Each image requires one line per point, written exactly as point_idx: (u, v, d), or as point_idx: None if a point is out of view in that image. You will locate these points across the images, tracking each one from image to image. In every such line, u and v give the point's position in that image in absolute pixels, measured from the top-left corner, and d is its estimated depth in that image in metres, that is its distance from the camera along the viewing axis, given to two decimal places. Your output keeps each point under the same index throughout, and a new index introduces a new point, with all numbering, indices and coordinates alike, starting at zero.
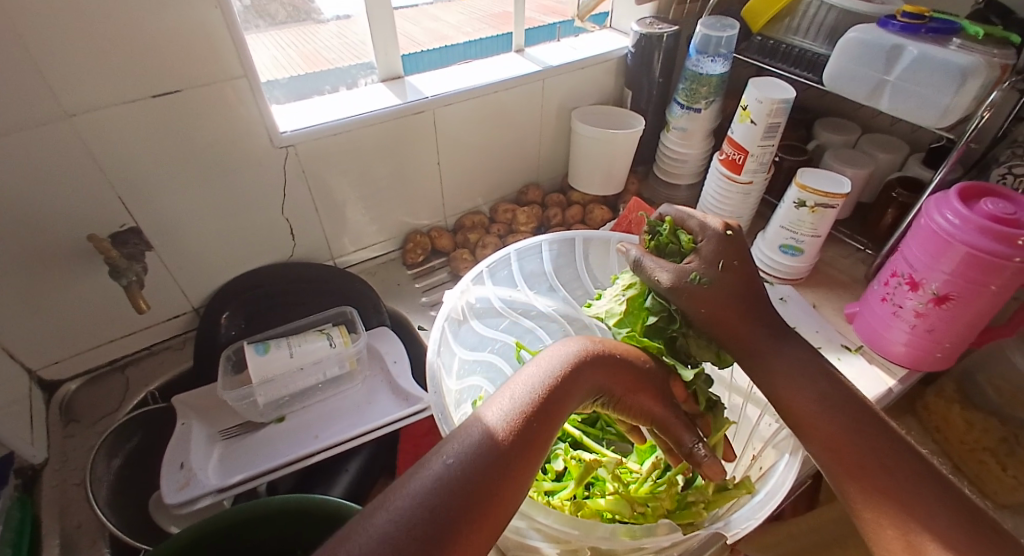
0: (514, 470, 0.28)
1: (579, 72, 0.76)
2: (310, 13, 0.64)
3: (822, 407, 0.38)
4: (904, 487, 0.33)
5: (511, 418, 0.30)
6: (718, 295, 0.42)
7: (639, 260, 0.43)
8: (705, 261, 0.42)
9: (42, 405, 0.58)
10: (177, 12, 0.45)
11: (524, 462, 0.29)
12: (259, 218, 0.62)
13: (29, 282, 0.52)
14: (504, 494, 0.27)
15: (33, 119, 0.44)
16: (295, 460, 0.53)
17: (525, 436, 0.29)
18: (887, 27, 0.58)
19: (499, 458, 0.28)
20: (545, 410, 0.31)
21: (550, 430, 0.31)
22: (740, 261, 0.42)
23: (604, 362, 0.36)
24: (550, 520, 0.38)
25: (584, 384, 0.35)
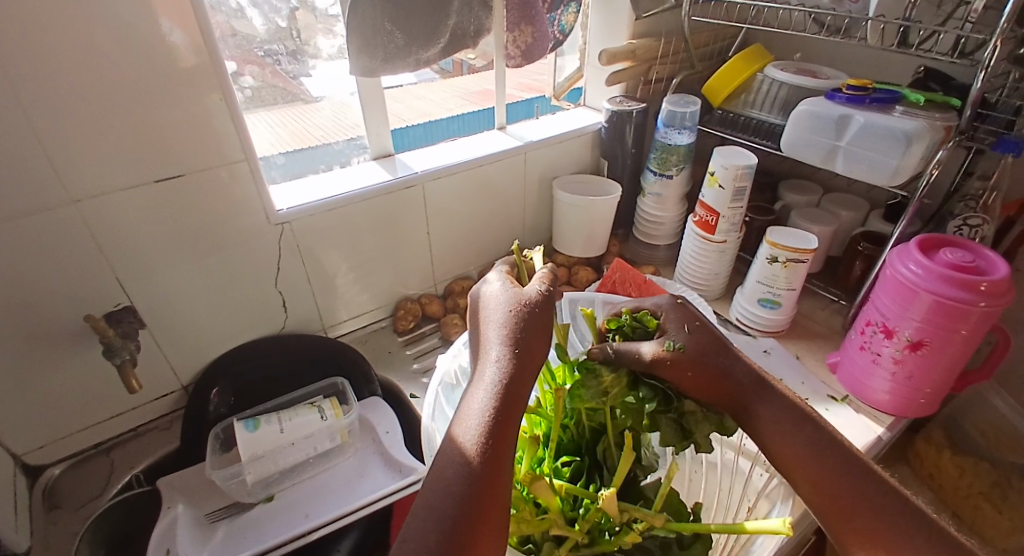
0: (495, 483, 0.30)
1: (558, 145, 0.82)
2: (299, 94, 0.66)
3: (812, 450, 0.38)
4: (899, 532, 0.34)
5: (478, 433, 0.32)
6: (697, 354, 0.43)
7: (614, 351, 0.44)
8: (672, 330, 0.45)
9: (24, 490, 0.56)
10: (183, 105, 0.49)
11: (502, 470, 0.31)
12: (254, 292, 0.64)
13: (23, 364, 0.52)
14: (489, 507, 0.30)
15: (41, 206, 0.47)
16: (295, 538, 0.51)
17: (497, 446, 0.32)
18: (834, 99, 0.64)
19: (478, 477, 0.30)
20: (505, 413, 0.33)
21: (511, 428, 0.33)
22: (703, 321, 0.45)
23: (532, 339, 0.38)
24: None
25: (526, 366, 0.36)
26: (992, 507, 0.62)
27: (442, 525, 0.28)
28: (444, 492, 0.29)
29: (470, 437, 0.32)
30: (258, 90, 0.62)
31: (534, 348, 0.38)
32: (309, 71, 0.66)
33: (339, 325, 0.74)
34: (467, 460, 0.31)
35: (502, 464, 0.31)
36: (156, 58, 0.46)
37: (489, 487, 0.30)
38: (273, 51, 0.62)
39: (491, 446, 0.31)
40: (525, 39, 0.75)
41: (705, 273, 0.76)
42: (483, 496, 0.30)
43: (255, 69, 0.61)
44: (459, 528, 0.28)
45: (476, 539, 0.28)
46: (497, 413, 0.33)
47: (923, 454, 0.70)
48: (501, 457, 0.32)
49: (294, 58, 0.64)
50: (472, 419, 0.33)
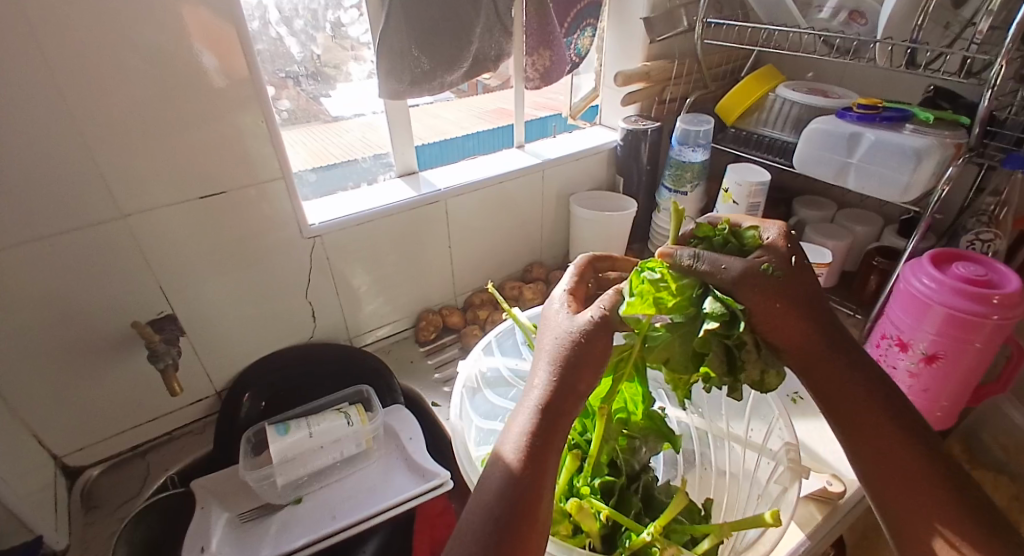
0: (539, 491, 0.33)
1: (575, 162, 0.84)
2: (318, 114, 0.69)
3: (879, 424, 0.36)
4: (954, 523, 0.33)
5: (521, 447, 0.34)
6: (789, 290, 0.35)
7: (696, 252, 0.35)
8: (776, 256, 0.36)
9: (65, 491, 0.59)
10: (222, 126, 0.53)
11: (544, 479, 0.34)
12: (285, 302, 0.67)
13: (71, 369, 0.55)
14: (531, 517, 0.32)
15: (94, 220, 0.50)
16: (327, 536, 0.53)
17: (538, 461, 0.34)
18: (845, 118, 0.66)
19: (520, 487, 0.33)
20: (549, 429, 0.34)
21: (556, 444, 0.35)
22: (805, 264, 0.37)
23: (587, 354, 0.35)
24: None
25: (579, 379, 0.35)
26: (1012, 522, 0.64)
27: (488, 531, 0.32)
28: (490, 492, 0.33)
29: (513, 451, 0.34)
30: (293, 112, 0.67)
31: (591, 366, 0.35)
32: (330, 92, 0.69)
33: (363, 336, 0.77)
34: (511, 464, 0.34)
35: (544, 475, 0.34)
36: (198, 85, 0.50)
37: (529, 499, 0.33)
38: (297, 73, 0.65)
39: (532, 460, 0.34)
40: (544, 62, 0.79)
41: None
42: (525, 504, 0.32)
43: (291, 93, 0.65)
44: (505, 530, 0.32)
45: (519, 542, 0.32)
46: (539, 430, 0.34)
47: None
48: (544, 468, 0.34)
49: (317, 79, 0.67)
50: (517, 434, 0.35)
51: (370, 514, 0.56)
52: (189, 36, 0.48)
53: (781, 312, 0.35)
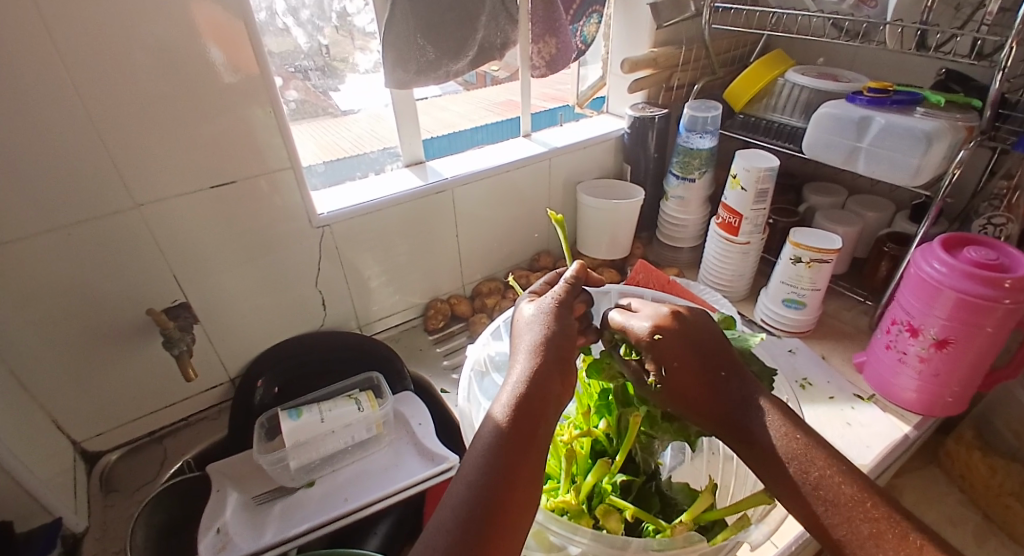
0: (524, 455, 0.33)
1: (582, 151, 0.84)
2: (328, 108, 0.70)
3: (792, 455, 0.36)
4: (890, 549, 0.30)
5: (509, 411, 0.35)
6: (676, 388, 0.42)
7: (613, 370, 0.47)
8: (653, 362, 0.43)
9: (84, 475, 0.60)
10: (233, 119, 0.54)
11: (530, 443, 0.34)
12: (296, 291, 0.68)
13: (90, 356, 0.57)
14: (516, 482, 0.32)
15: (110, 209, 0.51)
16: (335, 520, 0.54)
17: (524, 423, 0.34)
18: (855, 102, 0.65)
19: (505, 447, 0.33)
20: (533, 396, 0.36)
21: (540, 413, 0.35)
22: (681, 362, 0.42)
23: (557, 342, 0.40)
24: (588, 541, 0.38)
25: (554, 363, 0.38)
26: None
27: (473, 490, 0.31)
28: (476, 459, 0.33)
29: (501, 414, 0.35)
30: (301, 104, 0.67)
31: (562, 346, 0.40)
32: (340, 86, 0.70)
33: (373, 324, 0.78)
34: (499, 429, 0.34)
35: (530, 441, 0.34)
36: (203, 77, 0.50)
37: (513, 465, 0.32)
38: (305, 67, 0.65)
39: (519, 423, 0.34)
40: (550, 50, 0.78)
41: (728, 274, 0.77)
42: (511, 466, 0.32)
43: (298, 85, 0.66)
44: (490, 494, 0.31)
45: (503, 503, 0.31)
46: (524, 393, 0.36)
47: (953, 454, 0.71)
48: (532, 431, 0.34)
49: (325, 73, 0.68)
50: (504, 400, 0.36)
51: (381, 496, 0.56)
52: (194, 27, 0.48)
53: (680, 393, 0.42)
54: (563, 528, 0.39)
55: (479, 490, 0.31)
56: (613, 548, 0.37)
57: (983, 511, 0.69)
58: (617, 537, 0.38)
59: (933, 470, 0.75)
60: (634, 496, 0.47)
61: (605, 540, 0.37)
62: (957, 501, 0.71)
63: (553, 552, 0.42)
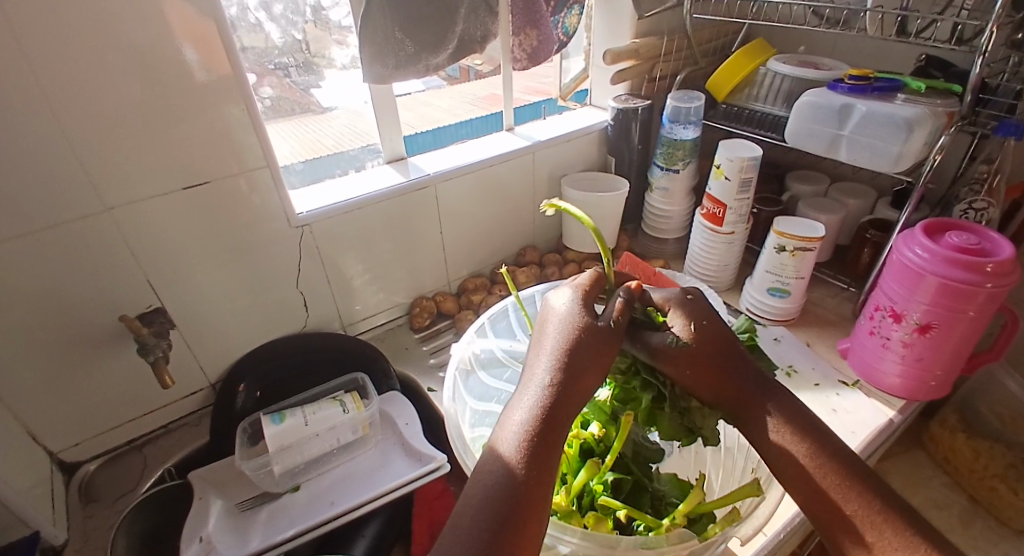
0: (540, 486, 0.32)
1: (565, 144, 0.83)
2: (309, 106, 0.69)
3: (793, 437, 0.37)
4: (892, 536, 0.32)
5: (523, 438, 0.33)
6: (698, 352, 0.40)
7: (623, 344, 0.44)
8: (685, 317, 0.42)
9: (62, 486, 0.59)
10: (206, 118, 0.52)
11: (543, 474, 0.33)
12: (278, 293, 0.66)
13: (64, 365, 0.55)
14: (531, 511, 0.31)
15: (78, 213, 0.49)
16: (321, 525, 0.53)
17: (542, 450, 0.33)
18: (836, 90, 0.65)
19: (517, 475, 0.32)
20: (549, 422, 0.34)
21: (555, 439, 0.34)
22: (709, 321, 0.42)
23: (584, 362, 0.37)
24: (578, 541, 0.37)
25: (579, 386, 0.36)
26: (1008, 490, 0.66)
27: (487, 519, 0.30)
28: (484, 489, 0.32)
29: (513, 444, 0.33)
30: (277, 100, 0.65)
31: (588, 368, 0.37)
32: (320, 82, 0.68)
33: (357, 324, 0.77)
34: (510, 458, 0.33)
35: (543, 472, 0.33)
36: (172, 76, 0.49)
37: (527, 499, 0.31)
38: (284, 63, 0.64)
39: (535, 451, 0.33)
40: (530, 42, 0.78)
41: (714, 264, 0.77)
42: (525, 501, 0.31)
43: (273, 81, 0.64)
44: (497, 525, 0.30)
45: (518, 534, 0.30)
46: (541, 418, 0.34)
47: (938, 438, 0.72)
48: (548, 458, 0.33)
49: (304, 70, 0.66)
50: (516, 425, 0.34)
51: (369, 499, 0.56)
52: (162, 23, 0.46)
53: (698, 363, 0.40)
54: (552, 528, 0.38)
55: (495, 520, 0.30)
56: (602, 546, 0.37)
57: (967, 494, 0.71)
58: (607, 535, 0.38)
59: (918, 453, 0.76)
60: (625, 495, 0.46)
61: (595, 539, 0.37)
62: (942, 484, 0.73)
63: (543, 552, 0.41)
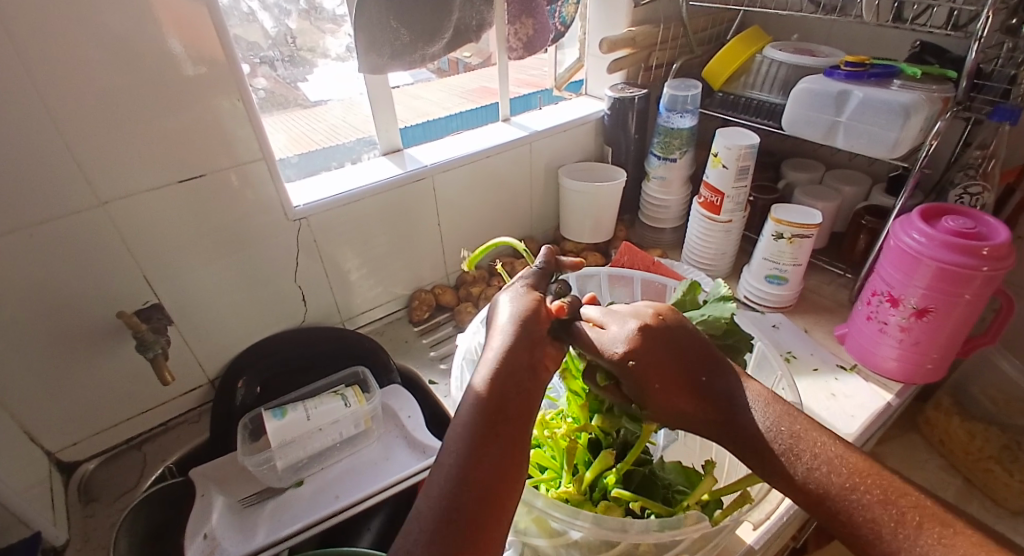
0: (504, 420, 0.34)
1: (563, 134, 0.83)
2: (296, 99, 0.67)
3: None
4: (895, 535, 0.30)
5: (488, 380, 0.36)
6: (663, 428, 0.41)
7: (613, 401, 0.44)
8: (633, 394, 0.40)
9: (61, 486, 0.58)
10: (202, 110, 0.51)
11: (513, 415, 0.34)
12: (275, 287, 0.66)
13: (62, 363, 0.54)
14: (501, 445, 0.33)
15: (71, 208, 0.48)
16: (327, 518, 0.53)
17: (504, 385, 0.35)
18: (833, 76, 0.66)
19: (485, 414, 0.34)
20: (511, 362, 0.37)
21: (521, 380, 0.36)
22: (661, 390, 0.39)
23: (535, 313, 0.41)
24: (589, 525, 0.37)
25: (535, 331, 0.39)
26: (1003, 470, 0.67)
27: (461, 461, 0.31)
28: (461, 428, 0.33)
29: (480, 383, 0.36)
30: (270, 93, 0.64)
31: (540, 313, 0.41)
32: (307, 76, 0.66)
33: (356, 318, 0.76)
34: (479, 396, 0.35)
35: (511, 400, 0.35)
36: (168, 68, 0.48)
37: (498, 433, 0.33)
38: (271, 57, 0.62)
39: (499, 388, 0.35)
40: (526, 31, 0.78)
41: (712, 253, 0.78)
42: (494, 436, 0.33)
43: (266, 72, 0.63)
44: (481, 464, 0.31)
45: (490, 469, 0.31)
46: (504, 354, 0.37)
47: (933, 421, 0.74)
48: (511, 395, 0.35)
49: (292, 64, 0.64)
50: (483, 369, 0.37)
51: (375, 491, 0.56)
52: (156, 14, 0.45)
53: (664, 427, 0.41)
54: (563, 513, 0.38)
55: (467, 462, 0.31)
56: (614, 531, 0.37)
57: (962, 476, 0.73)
58: (619, 519, 0.38)
59: (914, 436, 0.77)
60: (637, 484, 0.46)
61: (605, 523, 0.37)
62: (938, 466, 0.74)
63: (555, 538, 0.40)
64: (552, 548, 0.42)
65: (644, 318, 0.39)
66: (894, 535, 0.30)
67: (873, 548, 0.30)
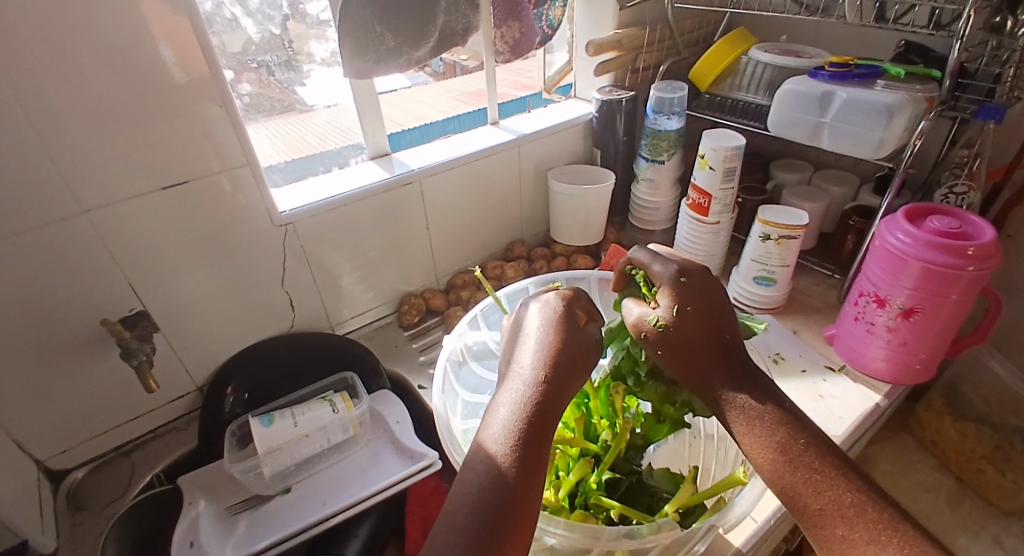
0: (526, 490, 0.33)
1: (551, 136, 0.83)
2: (295, 104, 0.68)
3: (765, 436, 0.36)
4: (866, 524, 0.32)
5: (509, 446, 0.34)
6: (676, 352, 0.42)
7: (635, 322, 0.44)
8: (670, 305, 0.42)
9: (49, 494, 0.58)
10: (186, 118, 0.51)
11: (532, 480, 0.34)
12: (263, 293, 0.66)
13: (48, 371, 0.54)
14: (519, 517, 0.32)
15: (54, 216, 0.48)
16: (313, 525, 0.53)
17: (527, 453, 0.34)
18: (817, 77, 0.66)
19: (505, 482, 0.33)
20: (535, 427, 0.35)
21: (542, 445, 0.35)
22: (693, 307, 0.42)
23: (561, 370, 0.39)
24: (563, 532, 0.37)
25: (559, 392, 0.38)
26: (994, 470, 0.67)
27: (477, 529, 0.31)
28: (477, 489, 0.33)
29: (500, 447, 0.34)
30: (256, 97, 0.64)
31: (567, 371, 0.40)
32: (304, 80, 0.67)
33: (346, 323, 0.76)
34: (499, 464, 0.34)
35: (533, 470, 0.34)
36: (150, 76, 0.48)
37: (516, 508, 0.32)
38: (267, 61, 0.63)
39: (521, 456, 0.34)
40: (513, 34, 0.78)
41: (700, 255, 0.77)
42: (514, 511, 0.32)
43: (251, 77, 0.63)
44: (490, 524, 0.31)
45: (506, 538, 0.31)
46: (527, 418, 0.36)
47: (924, 421, 0.74)
48: (533, 464, 0.34)
49: (286, 67, 0.65)
50: (501, 428, 0.36)
51: (361, 497, 0.56)
52: (139, 22, 0.45)
53: (676, 353, 0.42)
54: (539, 519, 0.38)
55: (482, 530, 0.31)
56: (587, 538, 0.36)
57: (955, 475, 0.73)
58: (592, 525, 0.37)
59: (906, 437, 0.77)
60: (621, 493, 0.46)
61: (579, 530, 0.36)
62: (930, 467, 0.74)
63: (533, 543, 0.40)
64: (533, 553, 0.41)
65: (694, 264, 0.45)
66: (866, 522, 0.32)
67: (839, 531, 0.32)
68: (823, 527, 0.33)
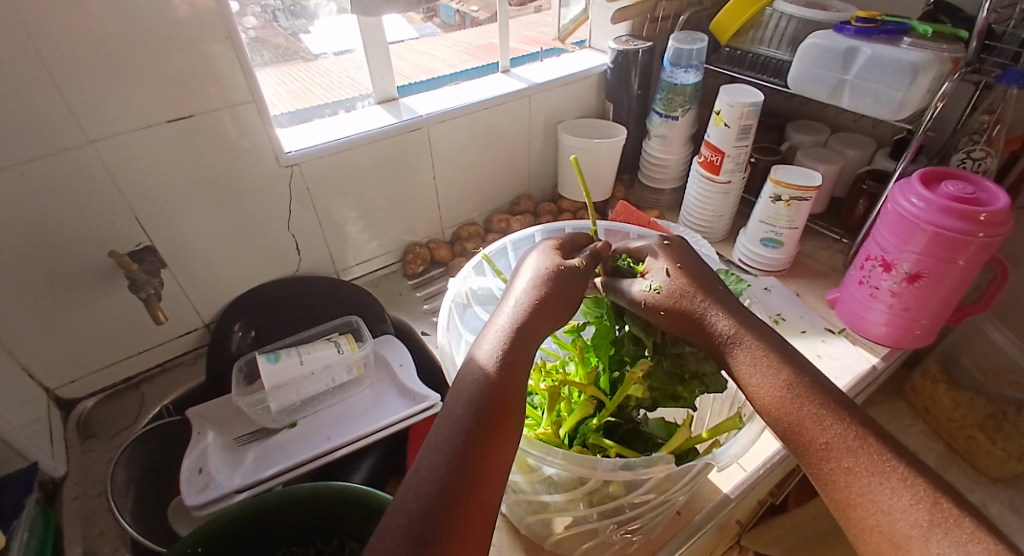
0: (505, 391, 0.34)
1: (563, 88, 0.81)
2: (299, 52, 0.67)
3: (771, 375, 0.37)
4: (869, 455, 0.32)
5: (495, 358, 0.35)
6: (679, 306, 0.42)
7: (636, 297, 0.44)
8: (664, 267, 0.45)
9: (60, 422, 0.60)
10: (191, 52, 0.50)
11: (513, 384, 0.34)
12: (270, 235, 0.66)
13: (57, 302, 0.55)
14: (502, 418, 0.32)
15: (58, 146, 0.48)
16: (319, 456, 0.55)
17: (509, 364, 0.35)
18: (843, 32, 0.63)
19: (492, 387, 0.33)
20: (519, 340, 0.36)
21: (522, 357, 0.36)
22: (686, 263, 0.45)
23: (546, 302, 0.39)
24: (561, 462, 0.38)
25: (541, 318, 0.38)
26: (985, 437, 0.70)
27: (462, 430, 0.31)
28: (463, 406, 0.33)
29: (490, 357, 0.35)
30: (259, 34, 0.62)
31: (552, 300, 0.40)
32: (309, 27, 0.67)
33: (351, 269, 0.77)
34: (488, 375, 0.34)
35: (515, 375, 0.35)
36: (155, 6, 0.46)
37: (495, 410, 0.33)
38: (272, 6, 0.62)
39: (507, 364, 0.35)
40: None
41: (709, 214, 0.77)
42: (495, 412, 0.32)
43: (255, 11, 0.61)
44: (478, 426, 0.32)
45: (493, 440, 0.31)
46: (512, 333, 0.37)
47: (919, 388, 0.75)
48: (513, 376, 0.34)
49: (293, 14, 0.64)
50: (490, 345, 0.36)
51: (364, 434, 0.58)
52: None
53: (677, 313, 0.42)
54: (538, 450, 0.39)
55: (467, 434, 0.31)
56: (586, 468, 0.37)
57: (944, 441, 0.75)
58: (590, 456, 0.38)
59: (898, 402, 0.79)
60: (619, 436, 0.48)
61: (577, 460, 0.38)
62: (920, 432, 0.76)
63: (530, 475, 0.41)
64: (528, 484, 0.42)
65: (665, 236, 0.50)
66: (869, 452, 0.32)
67: (845, 463, 0.33)
68: (827, 460, 0.34)
